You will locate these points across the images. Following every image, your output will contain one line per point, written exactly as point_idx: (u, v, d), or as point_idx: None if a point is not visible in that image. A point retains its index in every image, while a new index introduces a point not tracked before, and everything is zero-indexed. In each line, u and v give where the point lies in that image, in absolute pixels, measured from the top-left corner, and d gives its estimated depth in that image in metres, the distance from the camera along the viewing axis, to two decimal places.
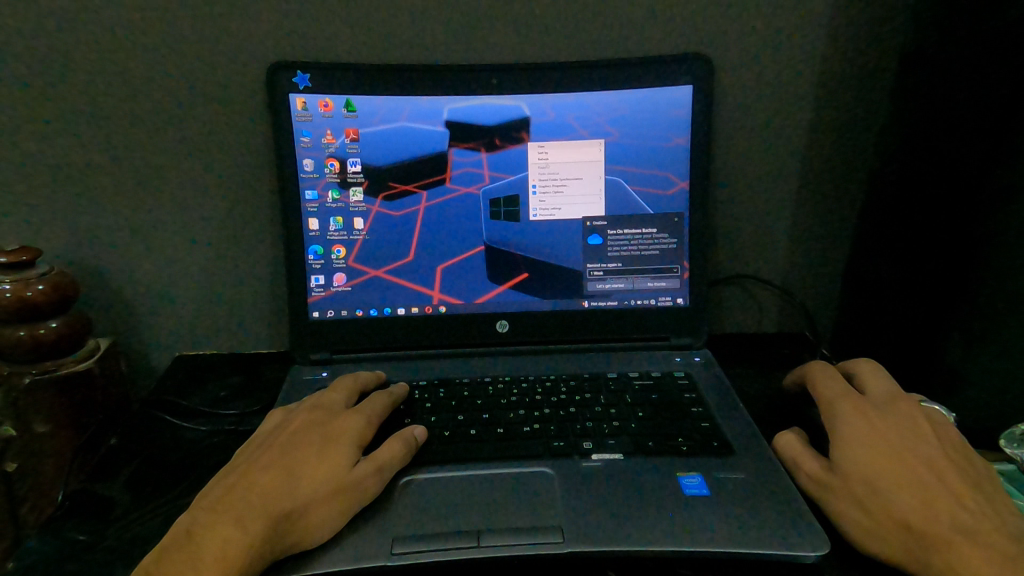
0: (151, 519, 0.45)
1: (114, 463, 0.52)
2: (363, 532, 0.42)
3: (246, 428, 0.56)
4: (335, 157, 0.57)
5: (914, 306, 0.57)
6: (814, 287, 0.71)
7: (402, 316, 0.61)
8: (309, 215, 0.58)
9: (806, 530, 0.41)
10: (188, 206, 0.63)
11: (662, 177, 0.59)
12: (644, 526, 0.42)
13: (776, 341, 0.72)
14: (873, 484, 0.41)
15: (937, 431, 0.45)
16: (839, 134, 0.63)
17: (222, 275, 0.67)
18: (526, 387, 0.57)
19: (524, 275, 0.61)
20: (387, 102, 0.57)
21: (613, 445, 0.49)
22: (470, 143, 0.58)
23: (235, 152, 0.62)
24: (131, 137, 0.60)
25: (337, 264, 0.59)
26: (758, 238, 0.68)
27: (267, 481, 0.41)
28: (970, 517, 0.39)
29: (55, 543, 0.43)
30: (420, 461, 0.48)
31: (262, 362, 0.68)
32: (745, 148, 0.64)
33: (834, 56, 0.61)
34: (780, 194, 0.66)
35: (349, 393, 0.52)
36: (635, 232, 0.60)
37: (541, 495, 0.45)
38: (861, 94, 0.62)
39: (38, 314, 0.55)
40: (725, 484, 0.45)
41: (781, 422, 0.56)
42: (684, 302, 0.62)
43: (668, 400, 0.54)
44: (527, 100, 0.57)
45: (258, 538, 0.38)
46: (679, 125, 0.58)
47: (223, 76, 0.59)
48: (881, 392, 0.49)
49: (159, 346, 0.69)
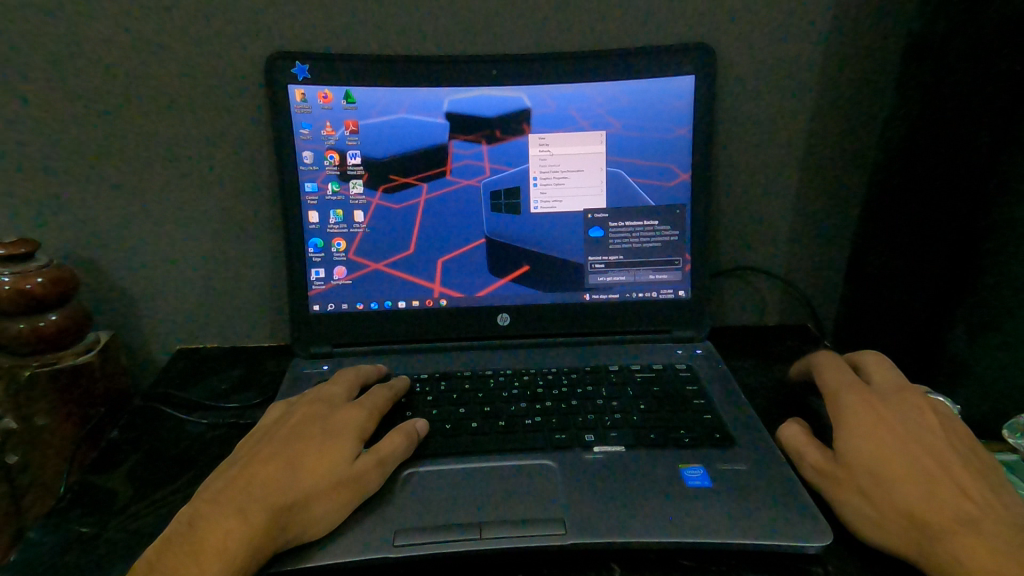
0: (153, 512, 0.45)
1: (115, 455, 0.52)
2: (364, 524, 0.42)
3: (247, 421, 0.56)
4: (335, 150, 0.57)
5: (917, 298, 0.56)
6: (816, 280, 0.70)
7: (403, 309, 0.61)
8: (309, 208, 0.58)
9: (810, 522, 0.41)
10: (187, 199, 0.63)
11: (663, 169, 0.59)
12: (645, 518, 0.42)
13: (778, 333, 0.71)
14: (875, 476, 0.41)
15: (943, 424, 0.44)
16: (843, 126, 0.63)
17: (222, 269, 0.66)
18: (527, 380, 0.56)
19: (525, 268, 0.60)
20: (386, 93, 0.56)
21: (614, 438, 0.49)
22: (469, 135, 0.58)
23: (234, 144, 0.61)
24: (130, 129, 0.60)
25: (337, 257, 0.59)
26: (760, 230, 0.68)
27: (268, 474, 0.41)
28: (973, 509, 0.39)
29: (57, 535, 0.43)
30: (422, 454, 0.48)
31: (262, 356, 0.68)
32: (747, 139, 0.64)
33: (838, 45, 0.60)
34: (783, 186, 0.66)
35: (350, 386, 0.52)
36: (636, 225, 0.60)
37: (542, 486, 0.45)
38: (864, 84, 0.61)
39: (37, 306, 0.55)
40: (728, 476, 0.45)
41: (783, 414, 0.56)
42: (686, 294, 0.62)
43: (670, 393, 0.54)
44: (527, 92, 0.57)
45: (260, 530, 0.38)
46: (681, 115, 0.58)
47: (222, 68, 0.59)
48: (885, 384, 0.49)
49: (160, 339, 0.69)
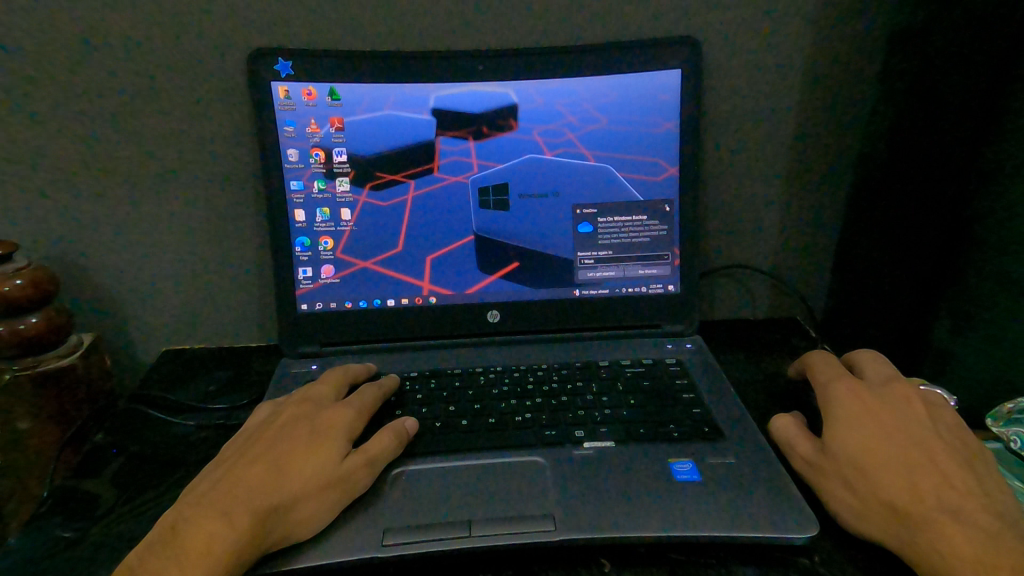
0: (137, 516, 0.45)
1: (100, 459, 0.51)
2: (353, 524, 0.41)
3: (234, 422, 0.56)
4: (320, 148, 0.56)
5: (903, 290, 0.57)
6: (804, 272, 0.71)
7: (392, 307, 0.60)
8: (295, 206, 0.57)
9: (797, 513, 0.41)
10: (171, 199, 0.62)
11: (651, 163, 0.59)
12: (634, 514, 0.42)
13: (767, 326, 0.72)
14: (862, 466, 0.42)
15: (929, 414, 0.45)
16: (829, 119, 0.63)
17: (207, 269, 0.66)
18: (517, 377, 0.56)
19: (514, 264, 0.60)
20: (372, 90, 0.56)
21: (604, 433, 0.49)
22: (457, 132, 0.57)
23: (217, 143, 0.61)
24: (108, 129, 0.59)
25: (324, 256, 0.59)
26: (747, 224, 0.68)
27: (255, 476, 0.41)
28: (957, 498, 0.39)
29: (39, 540, 0.43)
30: (412, 452, 0.48)
31: (249, 356, 0.68)
32: (734, 133, 0.64)
33: (822, 39, 0.60)
34: (770, 179, 0.66)
35: (339, 385, 0.51)
36: (625, 220, 0.60)
37: (532, 483, 0.45)
38: (849, 77, 0.61)
39: (15, 309, 0.54)
40: (716, 470, 0.45)
41: (772, 407, 0.56)
42: (675, 289, 0.62)
43: (660, 387, 0.54)
44: (515, 87, 0.57)
45: (246, 533, 0.37)
46: (668, 110, 0.58)
47: (202, 66, 0.58)
48: (874, 374, 0.49)
49: (147, 341, 0.69)
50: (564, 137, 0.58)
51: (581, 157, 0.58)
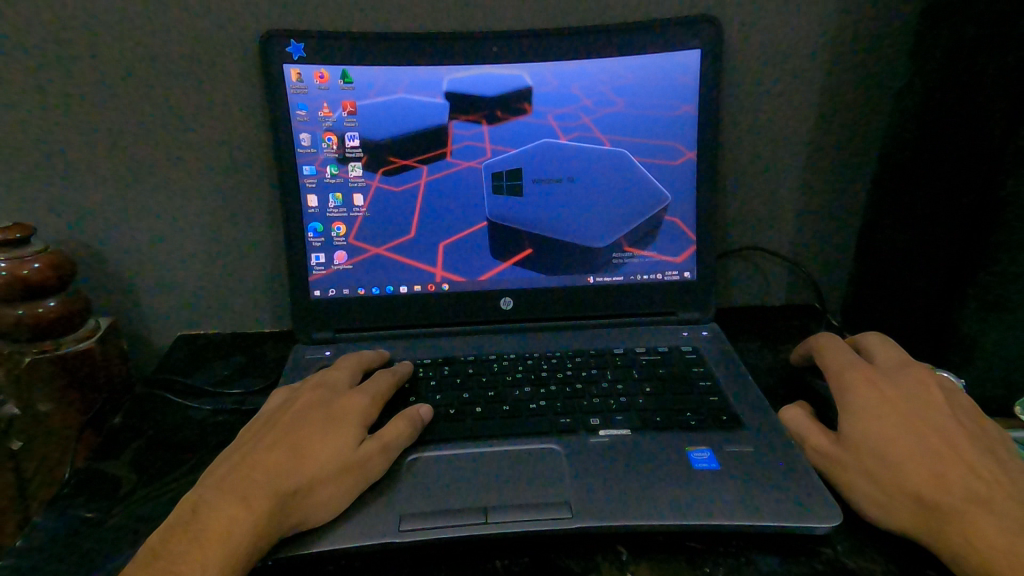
0: (157, 498, 0.45)
1: (120, 441, 0.52)
2: (369, 508, 0.41)
3: (250, 407, 0.56)
4: (333, 132, 0.55)
5: (928, 277, 0.55)
6: (824, 258, 0.69)
7: (405, 294, 0.60)
8: (308, 191, 0.57)
9: (818, 503, 0.40)
10: (183, 183, 0.62)
11: (668, 147, 0.57)
12: (653, 502, 0.41)
13: (785, 313, 0.71)
14: (884, 458, 0.41)
15: (950, 402, 0.44)
16: (852, 102, 0.62)
17: (221, 254, 0.66)
18: (532, 364, 0.56)
19: (528, 250, 0.59)
20: (384, 72, 0.55)
21: (620, 421, 0.48)
22: (470, 115, 0.56)
23: (229, 127, 0.60)
24: (120, 115, 0.59)
25: (337, 242, 0.58)
26: (766, 209, 0.67)
27: (272, 461, 0.41)
28: (983, 488, 0.38)
29: (63, 520, 0.43)
30: (426, 438, 0.47)
31: (262, 342, 0.68)
32: (755, 115, 0.62)
33: (847, 18, 0.58)
34: (790, 162, 0.64)
35: (353, 371, 0.51)
36: (642, 206, 0.59)
37: (547, 470, 0.44)
38: (873, 58, 0.60)
39: (34, 292, 0.54)
40: (735, 458, 0.44)
41: (791, 395, 0.55)
42: (691, 276, 0.61)
43: (675, 375, 0.54)
44: (529, 69, 0.55)
45: (263, 518, 0.37)
46: (687, 91, 0.56)
47: (215, 50, 0.57)
48: (893, 360, 0.48)
49: (161, 327, 0.69)
50: (579, 121, 0.57)
51: (595, 141, 0.57)
